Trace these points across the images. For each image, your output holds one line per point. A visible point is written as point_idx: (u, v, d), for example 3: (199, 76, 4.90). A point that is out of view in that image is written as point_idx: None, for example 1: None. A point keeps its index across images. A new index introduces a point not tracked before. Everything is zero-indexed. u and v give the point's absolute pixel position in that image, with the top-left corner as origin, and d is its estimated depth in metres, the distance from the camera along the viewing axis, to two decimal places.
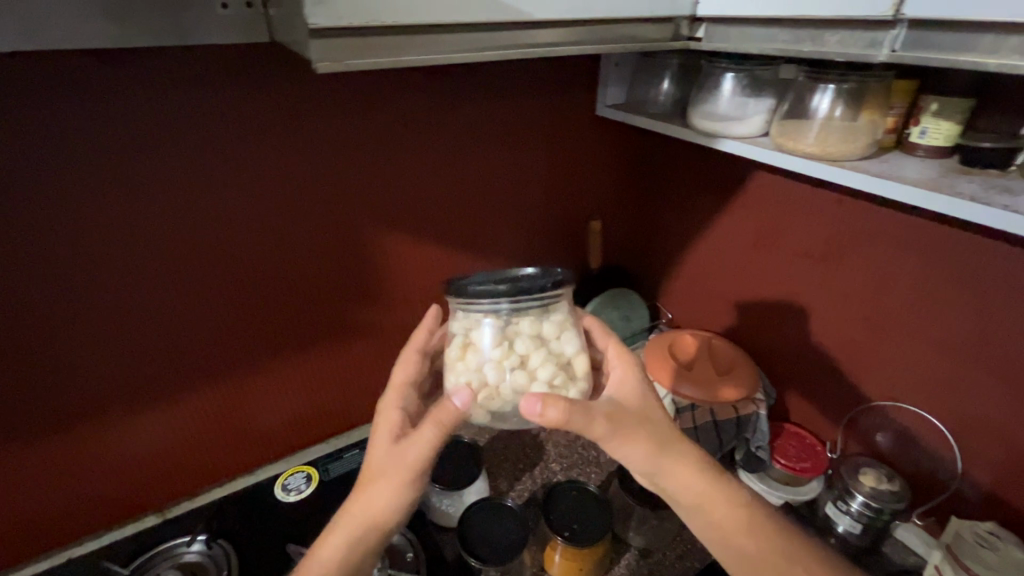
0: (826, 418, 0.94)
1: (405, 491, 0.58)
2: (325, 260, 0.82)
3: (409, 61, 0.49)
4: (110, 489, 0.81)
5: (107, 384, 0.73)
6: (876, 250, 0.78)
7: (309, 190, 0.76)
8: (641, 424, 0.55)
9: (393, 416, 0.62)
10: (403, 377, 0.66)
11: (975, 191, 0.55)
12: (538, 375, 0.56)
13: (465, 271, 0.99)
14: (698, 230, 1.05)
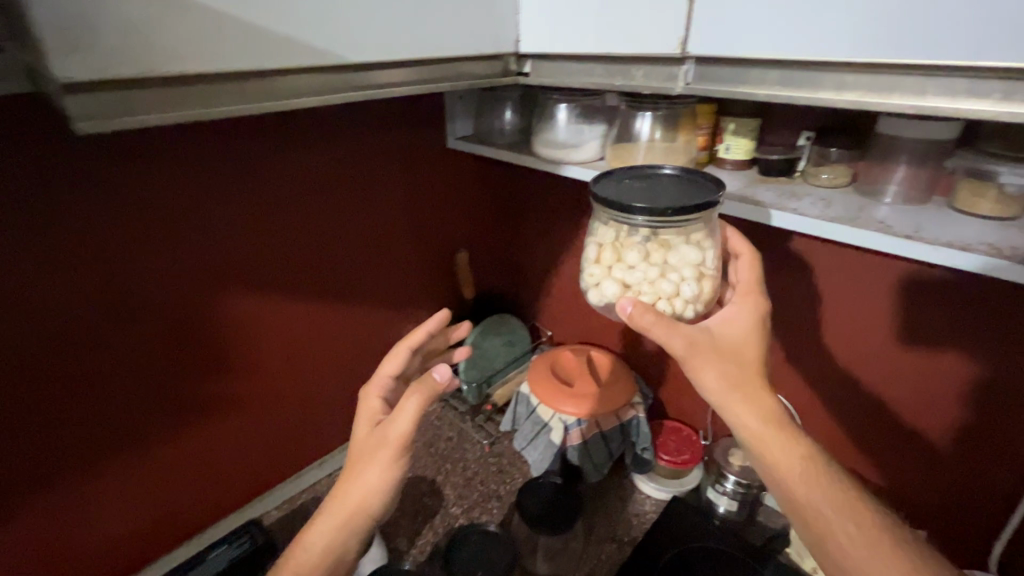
0: (696, 409, 1.02)
1: (389, 470, 0.62)
2: (167, 326, 0.73)
3: (245, 110, 0.47)
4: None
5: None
6: None
7: (125, 254, 0.67)
8: (734, 361, 0.53)
9: (375, 404, 0.71)
10: (390, 371, 0.73)
11: (768, 199, 0.64)
12: (666, 292, 0.55)
13: (331, 317, 0.93)
14: (564, 252, 1.09)
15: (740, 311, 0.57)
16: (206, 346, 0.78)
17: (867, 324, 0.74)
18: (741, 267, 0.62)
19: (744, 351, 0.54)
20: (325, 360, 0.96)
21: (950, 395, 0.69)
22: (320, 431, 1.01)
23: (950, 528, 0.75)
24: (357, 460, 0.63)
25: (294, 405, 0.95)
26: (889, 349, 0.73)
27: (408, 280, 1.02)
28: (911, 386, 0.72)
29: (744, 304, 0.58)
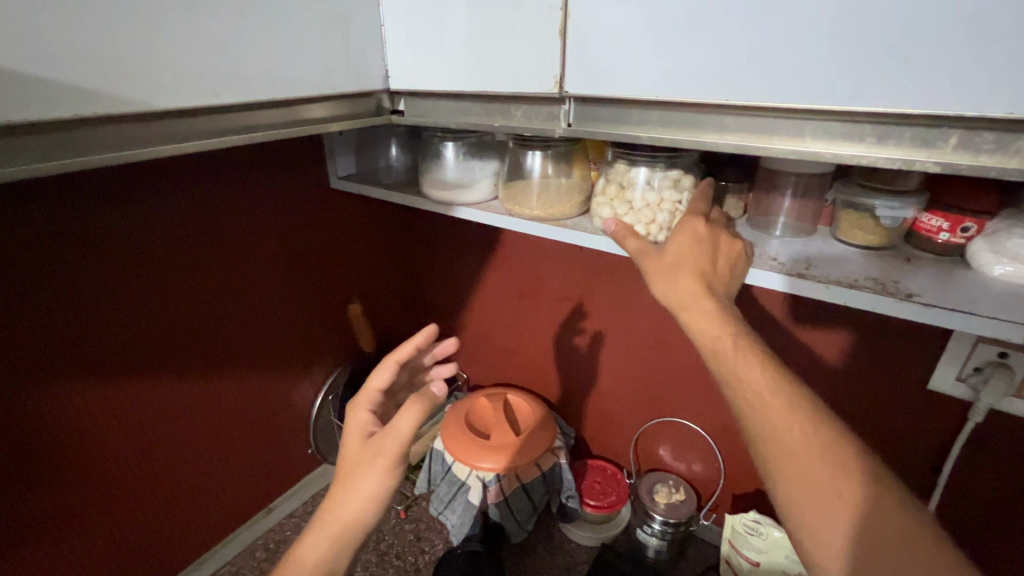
0: (618, 444, 0.98)
1: (383, 481, 0.49)
2: (20, 412, 0.61)
3: (134, 157, 0.41)
4: None
5: None
6: (616, 288, 0.84)
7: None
8: (672, 263, 0.48)
9: (363, 419, 0.55)
10: (378, 384, 0.57)
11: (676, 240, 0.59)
12: (645, 216, 0.59)
13: (211, 388, 0.80)
14: (471, 291, 1.02)
15: (680, 229, 0.51)
16: (11, 456, 0.61)
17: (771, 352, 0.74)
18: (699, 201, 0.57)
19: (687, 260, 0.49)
20: (196, 443, 0.81)
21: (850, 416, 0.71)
22: (198, 525, 0.85)
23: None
24: (353, 465, 0.51)
25: (156, 504, 0.78)
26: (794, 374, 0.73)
27: (299, 335, 0.91)
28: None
29: (681, 226, 0.52)
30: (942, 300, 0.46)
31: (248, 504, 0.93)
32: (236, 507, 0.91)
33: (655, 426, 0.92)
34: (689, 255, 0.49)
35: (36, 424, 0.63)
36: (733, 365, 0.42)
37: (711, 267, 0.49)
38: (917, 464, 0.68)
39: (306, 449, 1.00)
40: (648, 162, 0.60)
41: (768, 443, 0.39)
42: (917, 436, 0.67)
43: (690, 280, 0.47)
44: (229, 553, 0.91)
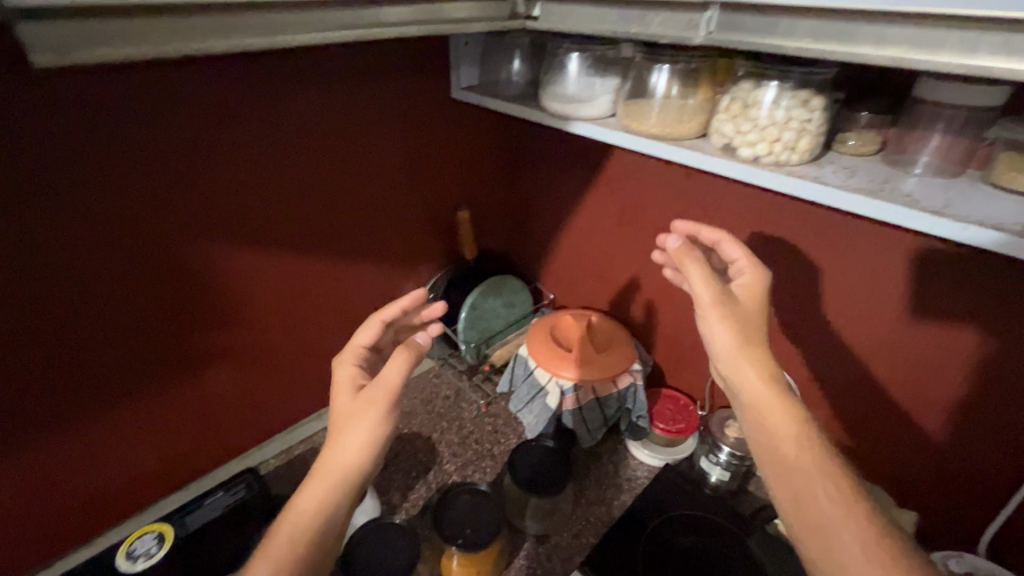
0: (695, 378, 1.01)
1: (376, 428, 0.58)
2: (201, 262, 0.75)
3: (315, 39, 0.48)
4: (59, 500, 0.76)
5: (58, 385, 0.69)
6: (719, 220, 0.84)
7: (104, 200, 0.64)
8: (750, 328, 0.61)
9: (351, 370, 0.66)
10: (363, 341, 0.69)
11: (802, 168, 0.57)
12: (771, 135, 0.57)
13: (335, 268, 0.92)
14: (569, 212, 1.05)
15: (750, 289, 0.64)
16: (187, 301, 0.76)
17: (881, 302, 0.71)
18: (727, 249, 0.69)
19: (749, 308, 0.62)
20: (321, 314, 0.95)
21: (953, 376, 0.67)
22: (317, 384, 1.02)
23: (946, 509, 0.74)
24: (349, 416, 0.58)
25: (287, 360, 0.95)
26: (898, 327, 0.70)
27: (409, 235, 1.00)
28: (918, 367, 0.70)
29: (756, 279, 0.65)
30: None
31: None
32: None
33: None
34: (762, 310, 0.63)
35: (212, 275, 0.77)
36: (762, 411, 0.56)
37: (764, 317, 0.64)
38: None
39: None
40: (779, 78, 0.58)
41: (785, 475, 0.52)
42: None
43: (757, 347, 0.59)
44: None
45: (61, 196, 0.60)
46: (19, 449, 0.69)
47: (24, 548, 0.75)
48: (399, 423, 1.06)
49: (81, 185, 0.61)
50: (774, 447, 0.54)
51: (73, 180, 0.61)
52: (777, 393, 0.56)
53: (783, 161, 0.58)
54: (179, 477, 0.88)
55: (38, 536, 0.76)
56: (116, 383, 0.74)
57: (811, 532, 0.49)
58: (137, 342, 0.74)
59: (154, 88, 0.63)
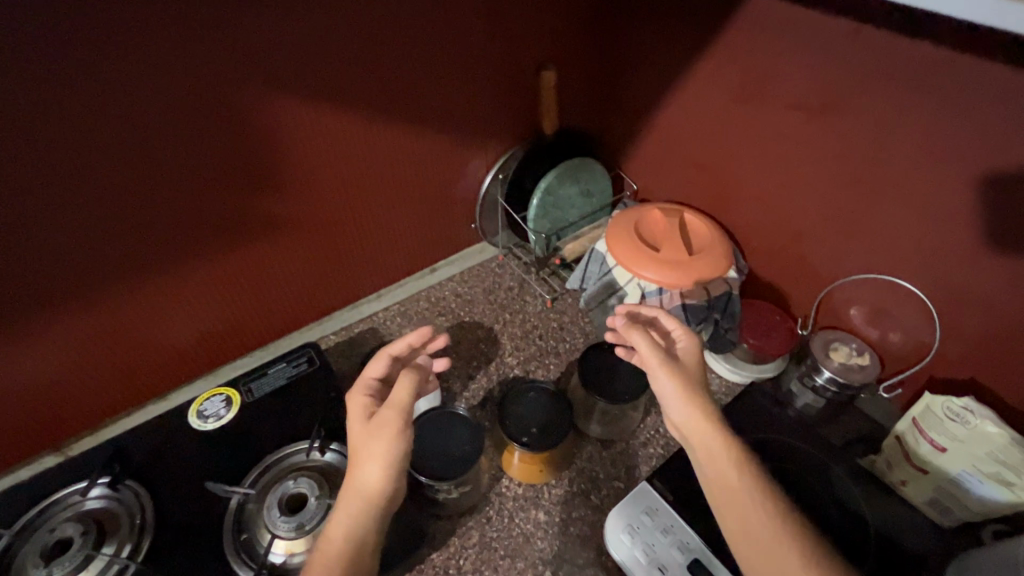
0: (797, 293, 0.88)
1: (392, 444, 0.58)
2: (251, 110, 0.66)
3: None
4: (132, 353, 0.77)
5: (118, 232, 0.65)
6: (879, 97, 0.65)
7: (138, 15, 0.54)
8: (694, 380, 0.60)
9: (363, 400, 0.63)
10: (374, 373, 0.69)
11: None
12: None
13: (398, 135, 0.82)
14: (670, 83, 0.88)
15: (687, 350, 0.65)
16: (240, 156, 0.69)
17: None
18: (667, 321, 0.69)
19: (692, 368, 0.63)
20: (380, 188, 0.87)
21: None
22: (376, 265, 0.96)
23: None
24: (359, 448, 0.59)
25: (346, 237, 0.89)
26: None
27: (480, 102, 0.86)
28: None
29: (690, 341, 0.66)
30: None
31: (416, 258, 1.01)
32: (407, 260, 1.00)
33: (859, 281, 0.79)
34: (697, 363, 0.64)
35: (267, 126, 0.69)
36: (726, 484, 0.54)
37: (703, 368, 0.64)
38: None
39: (471, 224, 1.03)
40: None
41: (758, 553, 0.50)
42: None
43: (703, 398, 0.58)
44: (399, 296, 1.02)
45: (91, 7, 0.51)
46: (87, 293, 0.68)
47: (106, 393, 0.78)
48: (459, 311, 1.01)
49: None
50: (733, 496, 0.53)
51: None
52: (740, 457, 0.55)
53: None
54: (243, 344, 0.88)
55: (116, 384, 0.78)
56: (174, 239, 0.71)
57: None
58: (190, 197, 0.68)
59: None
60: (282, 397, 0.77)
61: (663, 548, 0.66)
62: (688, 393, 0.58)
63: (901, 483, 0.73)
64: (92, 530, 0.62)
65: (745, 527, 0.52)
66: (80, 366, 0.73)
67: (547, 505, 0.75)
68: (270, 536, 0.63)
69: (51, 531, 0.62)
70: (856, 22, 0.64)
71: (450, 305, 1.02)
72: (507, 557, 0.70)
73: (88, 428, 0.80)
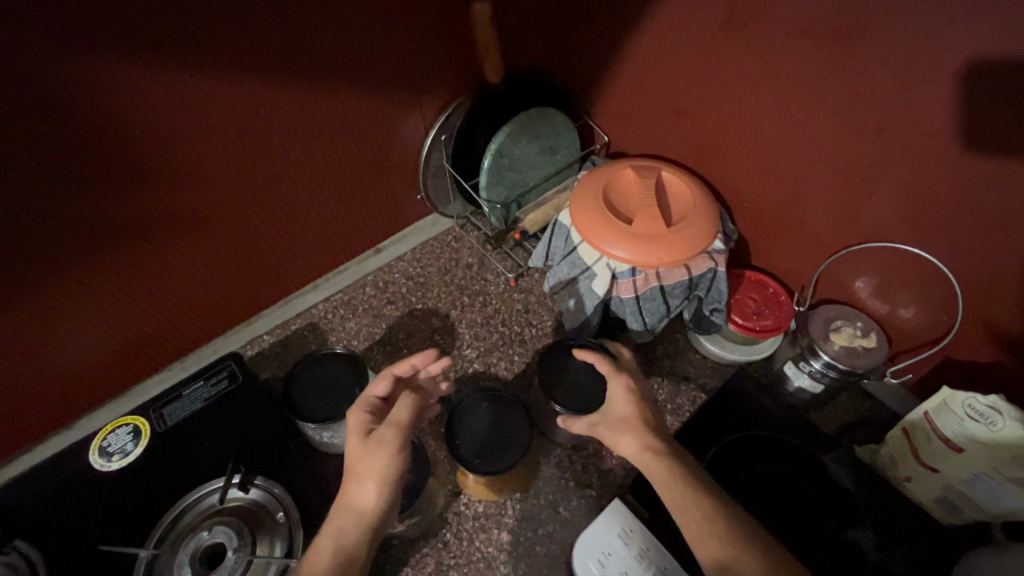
0: (793, 261, 0.76)
1: (390, 468, 0.49)
2: (84, 87, 0.49)
3: None
4: (12, 389, 0.64)
5: None
6: (908, 20, 0.49)
7: None
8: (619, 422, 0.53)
9: (362, 418, 0.54)
10: (377, 393, 0.58)
11: None
12: None
13: (305, 100, 0.65)
14: (640, 11, 0.70)
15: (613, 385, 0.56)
16: (82, 147, 0.53)
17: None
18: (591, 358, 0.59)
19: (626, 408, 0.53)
20: (296, 165, 0.71)
21: None
22: (309, 253, 0.82)
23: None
24: (355, 466, 0.50)
25: (262, 228, 0.74)
26: None
27: (407, 48, 0.69)
28: None
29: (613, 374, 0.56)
30: None
31: (355, 240, 0.87)
32: (344, 243, 0.86)
33: (867, 249, 0.66)
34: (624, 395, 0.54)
35: (115, 105, 0.52)
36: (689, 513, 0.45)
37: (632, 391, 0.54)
38: None
39: (416, 195, 0.88)
40: None
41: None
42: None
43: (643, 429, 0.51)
44: (341, 283, 0.89)
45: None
46: None
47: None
48: (411, 296, 0.88)
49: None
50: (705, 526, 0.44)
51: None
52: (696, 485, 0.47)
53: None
54: (157, 358, 0.76)
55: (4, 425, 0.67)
56: (18, 257, 0.55)
57: None
58: (25, 204, 0.53)
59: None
60: (199, 424, 0.66)
61: None
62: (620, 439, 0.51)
63: (906, 479, 0.65)
64: None
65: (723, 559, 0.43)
66: None
67: (511, 524, 0.67)
68: None
69: None
70: None
71: (401, 291, 0.89)
72: None
73: None
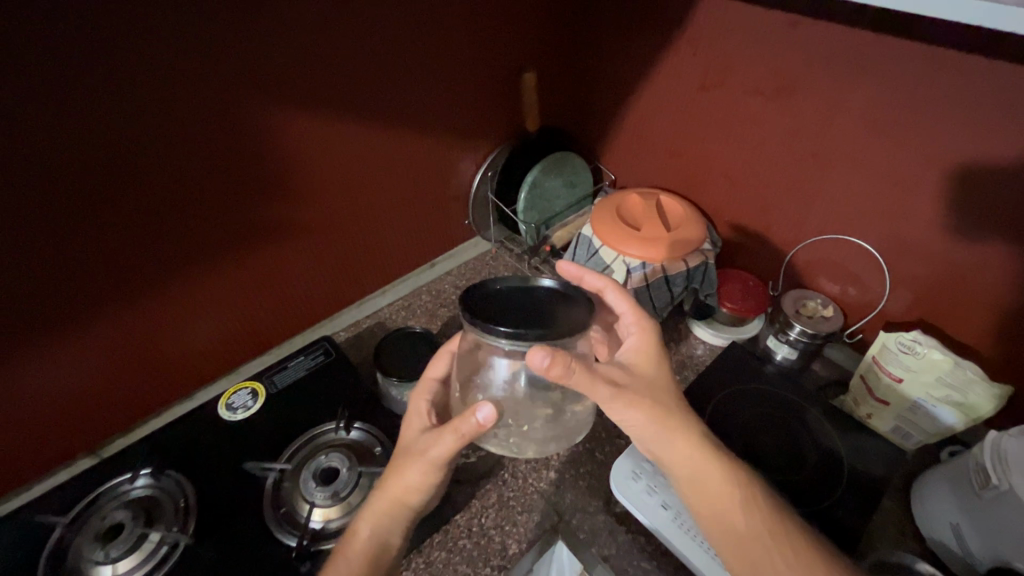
0: (766, 260, 0.97)
1: (428, 472, 0.63)
2: (273, 123, 0.72)
3: None
4: (161, 356, 0.80)
5: (158, 243, 0.70)
6: (824, 77, 0.75)
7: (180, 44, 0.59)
8: (643, 384, 0.64)
9: (422, 405, 0.69)
10: (435, 373, 0.72)
11: None
12: None
13: (401, 139, 0.88)
14: (641, 79, 0.97)
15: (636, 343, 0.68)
16: (264, 165, 0.74)
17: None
18: (610, 295, 0.72)
19: (645, 374, 0.65)
20: (385, 189, 0.93)
21: None
22: (382, 263, 1.02)
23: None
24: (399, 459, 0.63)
25: (354, 239, 0.94)
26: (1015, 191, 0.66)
27: (470, 104, 0.94)
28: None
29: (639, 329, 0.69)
30: None
31: (416, 255, 1.07)
32: (408, 256, 1.06)
33: (819, 243, 0.88)
34: (642, 355, 0.67)
35: (288, 138, 0.75)
36: (670, 436, 0.61)
37: (650, 354, 0.67)
38: None
39: (465, 220, 1.10)
40: None
41: (699, 483, 0.60)
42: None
43: (647, 380, 0.64)
44: (403, 291, 1.08)
45: (134, 24, 0.56)
46: (130, 303, 0.72)
47: (134, 397, 0.80)
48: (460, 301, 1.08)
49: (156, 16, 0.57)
50: (676, 443, 0.61)
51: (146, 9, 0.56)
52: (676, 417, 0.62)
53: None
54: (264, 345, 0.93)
55: (148, 391, 0.81)
56: (200, 246, 0.74)
57: (716, 524, 0.59)
58: (221, 205, 0.73)
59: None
60: (306, 386, 0.83)
61: (664, 489, 0.73)
62: (637, 385, 0.63)
63: (868, 416, 0.82)
64: (142, 516, 0.67)
65: (681, 463, 0.61)
66: (115, 373, 0.76)
67: (556, 465, 0.82)
68: (308, 506, 0.68)
69: (103, 518, 0.67)
70: (797, 13, 0.74)
71: (452, 297, 1.08)
72: (524, 512, 0.77)
73: (117, 432, 0.82)
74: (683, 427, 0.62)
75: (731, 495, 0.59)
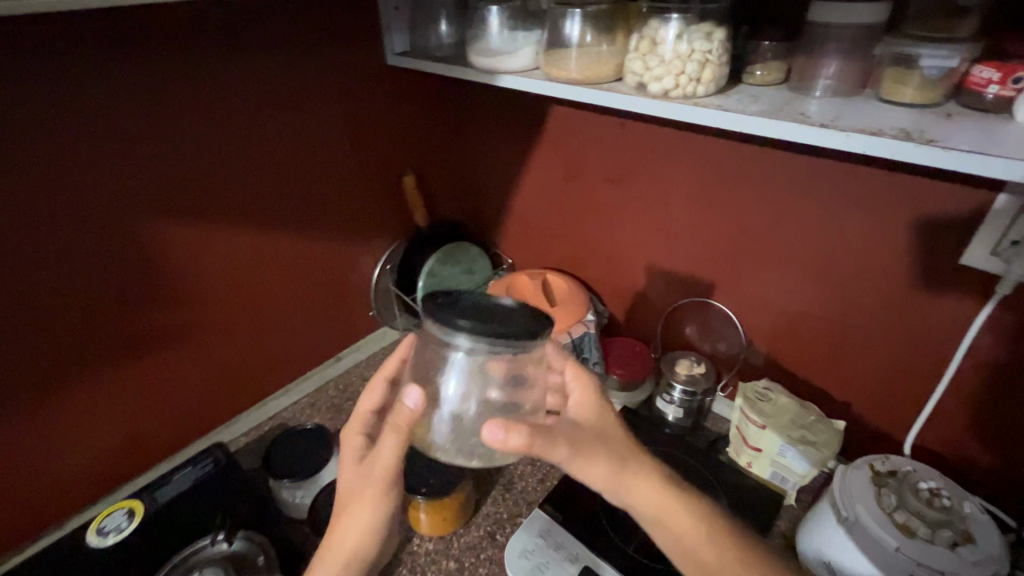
0: (648, 325, 1.05)
1: (374, 509, 0.60)
2: (156, 237, 0.76)
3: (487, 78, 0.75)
4: (26, 482, 0.75)
5: (26, 359, 0.69)
6: (654, 166, 0.88)
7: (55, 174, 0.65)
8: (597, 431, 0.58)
9: (357, 441, 0.65)
10: (369, 407, 0.67)
11: (729, 103, 0.59)
12: (676, 68, 0.60)
13: (294, 242, 0.94)
14: (517, 175, 1.09)
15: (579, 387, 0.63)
16: (146, 274, 0.77)
17: (815, 221, 0.76)
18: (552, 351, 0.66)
19: (591, 422, 0.59)
20: (282, 290, 0.96)
21: (866, 286, 0.75)
22: (284, 363, 1.03)
23: (887, 405, 0.81)
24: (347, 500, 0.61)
25: (252, 340, 0.95)
26: (815, 247, 0.77)
27: (361, 205, 1.02)
28: (833, 282, 0.78)
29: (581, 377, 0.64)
30: (965, 145, 0.47)
31: (320, 350, 1.09)
32: (311, 352, 1.07)
33: (685, 306, 0.97)
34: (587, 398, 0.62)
35: (172, 249, 0.79)
36: (630, 481, 0.56)
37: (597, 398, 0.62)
38: (925, 334, 0.73)
39: (369, 312, 1.14)
40: (679, 14, 0.61)
41: (661, 521, 0.56)
42: (953, 298, 0.69)
43: (596, 423, 0.59)
44: (307, 389, 1.08)
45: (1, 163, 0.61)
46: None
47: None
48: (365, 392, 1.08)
49: (23, 156, 0.62)
50: (633, 484, 0.56)
51: (14, 151, 0.61)
52: (636, 458, 0.57)
53: (691, 93, 0.61)
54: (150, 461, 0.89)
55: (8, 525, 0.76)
56: (76, 356, 0.74)
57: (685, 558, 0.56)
58: (99, 316, 0.74)
59: (89, 51, 0.64)
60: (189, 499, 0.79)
61: (556, 564, 0.73)
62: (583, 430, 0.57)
63: (749, 464, 0.86)
64: None
65: (637, 501, 0.56)
66: None
67: (456, 554, 0.80)
68: None
69: None
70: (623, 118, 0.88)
71: (358, 389, 1.09)
72: None
73: None
74: (647, 474, 0.56)
75: (699, 528, 0.56)
